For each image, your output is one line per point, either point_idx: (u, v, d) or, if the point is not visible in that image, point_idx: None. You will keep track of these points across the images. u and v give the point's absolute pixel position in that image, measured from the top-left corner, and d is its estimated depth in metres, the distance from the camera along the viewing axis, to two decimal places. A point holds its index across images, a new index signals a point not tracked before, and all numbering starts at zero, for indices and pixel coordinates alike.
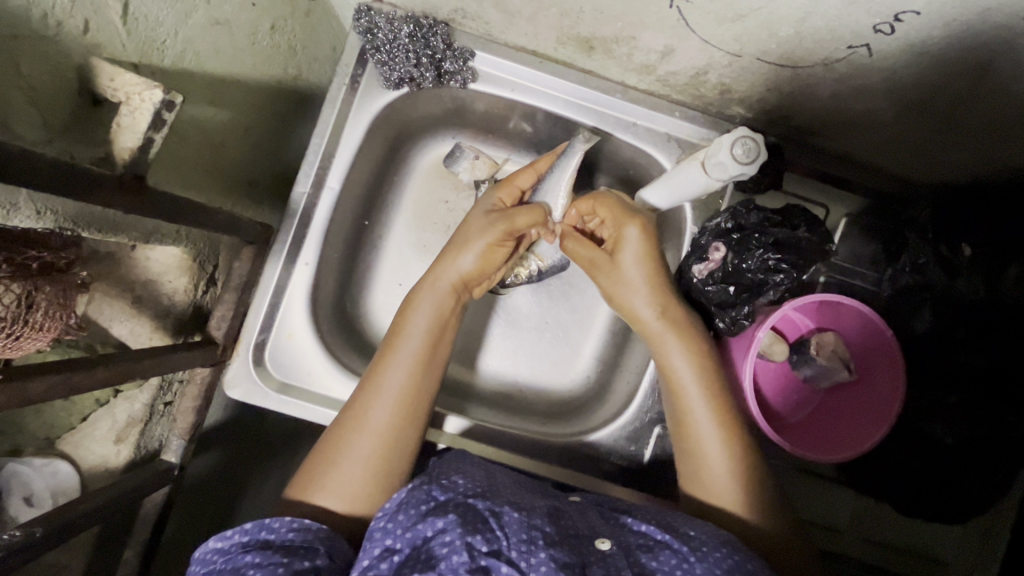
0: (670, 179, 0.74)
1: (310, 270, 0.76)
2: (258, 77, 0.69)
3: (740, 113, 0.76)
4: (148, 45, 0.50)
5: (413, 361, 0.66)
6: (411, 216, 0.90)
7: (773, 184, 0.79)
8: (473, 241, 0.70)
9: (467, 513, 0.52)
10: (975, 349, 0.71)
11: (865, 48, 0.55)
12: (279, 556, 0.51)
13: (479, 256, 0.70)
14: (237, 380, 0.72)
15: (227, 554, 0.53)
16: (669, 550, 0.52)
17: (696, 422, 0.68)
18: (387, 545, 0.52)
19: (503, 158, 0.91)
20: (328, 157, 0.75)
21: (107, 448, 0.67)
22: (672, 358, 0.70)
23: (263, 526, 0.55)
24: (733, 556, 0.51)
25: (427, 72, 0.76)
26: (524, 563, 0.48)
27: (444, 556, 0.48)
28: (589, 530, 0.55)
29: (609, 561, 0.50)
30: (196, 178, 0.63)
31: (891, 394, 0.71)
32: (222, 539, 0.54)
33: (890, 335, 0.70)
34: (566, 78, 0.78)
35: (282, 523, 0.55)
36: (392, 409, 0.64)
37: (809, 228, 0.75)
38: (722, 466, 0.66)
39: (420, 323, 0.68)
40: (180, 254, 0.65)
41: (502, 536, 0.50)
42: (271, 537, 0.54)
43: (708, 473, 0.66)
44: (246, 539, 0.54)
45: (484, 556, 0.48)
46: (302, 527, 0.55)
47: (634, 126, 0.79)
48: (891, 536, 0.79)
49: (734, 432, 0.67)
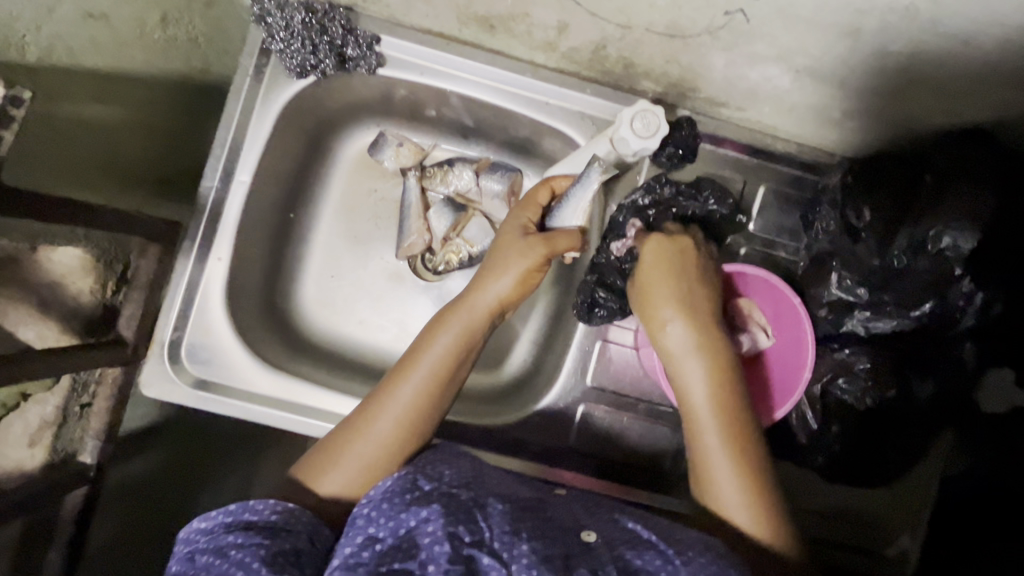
0: (576, 155, 0.74)
1: (224, 265, 0.74)
2: (150, 71, 0.68)
3: (651, 88, 0.75)
4: (4, 40, 0.49)
5: (428, 380, 0.64)
6: (339, 207, 0.92)
7: (688, 157, 0.77)
8: (511, 263, 0.68)
9: (451, 503, 0.53)
10: (884, 313, 0.70)
11: (740, 14, 0.55)
12: (260, 537, 0.51)
13: (518, 278, 0.69)
14: (153, 379, 0.71)
15: (209, 535, 0.53)
16: (653, 550, 0.53)
17: (703, 436, 0.62)
18: (370, 533, 0.52)
19: (429, 145, 0.93)
20: (235, 150, 0.74)
21: (21, 452, 0.67)
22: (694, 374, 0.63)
23: (246, 507, 0.54)
24: (717, 560, 0.51)
25: (327, 58, 0.73)
26: (506, 554, 0.49)
27: (427, 546, 0.49)
28: (572, 523, 0.55)
29: (592, 556, 0.51)
30: (76, 172, 0.63)
31: (798, 362, 0.72)
32: (206, 519, 0.54)
33: (793, 295, 0.71)
34: (473, 59, 0.76)
35: (266, 504, 0.54)
36: (398, 423, 0.62)
37: (719, 199, 0.74)
38: (730, 487, 0.59)
39: (445, 340, 0.66)
40: (82, 255, 0.67)
41: (486, 526, 0.51)
42: (253, 519, 0.53)
43: (715, 488, 0.60)
44: (229, 519, 0.53)
45: (467, 546, 0.49)
46: (284, 509, 0.55)
47: (546, 105, 0.78)
48: (823, 503, 0.79)
49: (745, 452, 0.60)
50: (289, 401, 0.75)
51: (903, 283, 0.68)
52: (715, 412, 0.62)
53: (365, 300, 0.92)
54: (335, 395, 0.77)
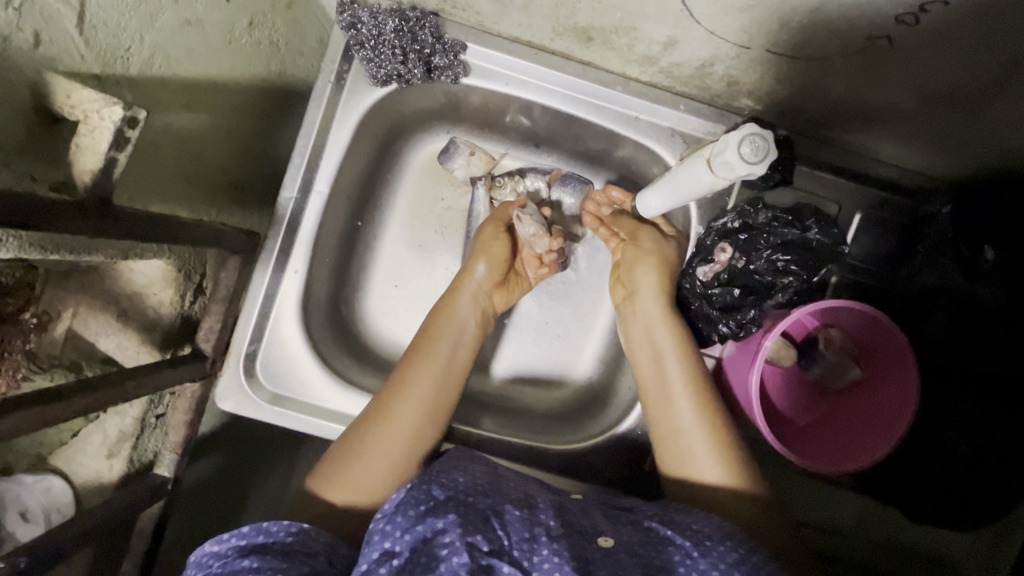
0: (672, 179, 0.69)
1: (299, 277, 0.73)
2: (237, 78, 0.65)
3: (749, 105, 0.71)
4: (110, 53, 0.47)
5: (446, 357, 0.69)
6: (406, 215, 0.89)
7: (784, 180, 0.74)
8: (481, 244, 0.76)
9: (468, 512, 0.51)
10: (984, 353, 0.67)
11: (885, 39, 0.51)
12: (276, 560, 0.50)
13: (496, 263, 0.75)
14: (229, 392, 0.70)
15: (223, 559, 0.51)
16: (672, 546, 0.52)
17: (670, 408, 0.66)
18: (386, 547, 0.49)
19: (499, 153, 0.90)
20: (314, 160, 0.72)
21: (99, 462, 0.66)
22: (664, 350, 0.69)
23: (259, 529, 0.53)
24: (737, 550, 0.50)
25: (415, 68, 0.71)
26: (527, 562, 0.47)
27: (445, 558, 0.46)
28: (589, 527, 0.54)
29: (610, 559, 0.49)
30: (175, 189, 0.61)
31: (899, 403, 0.67)
32: (218, 542, 0.52)
33: (896, 331, 0.66)
34: (561, 70, 0.73)
35: (280, 525, 0.53)
36: (423, 405, 0.65)
37: (821, 228, 0.71)
38: (701, 449, 0.63)
39: (463, 314, 0.73)
40: (164, 267, 0.64)
41: (504, 535, 0.49)
42: (267, 540, 0.52)
43: (688, 453, 0.64)
44: (243, 542, 0.52)
45: (485, 555, 0.47)
46: (299, 530, 0.53)
47: (635, 120, 0.74)
48: (891, 533, 0.78)
49: (713, 417, 0.65)
50: None
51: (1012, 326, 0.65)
52: (685, 384, 0.67)
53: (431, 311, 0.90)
54: None
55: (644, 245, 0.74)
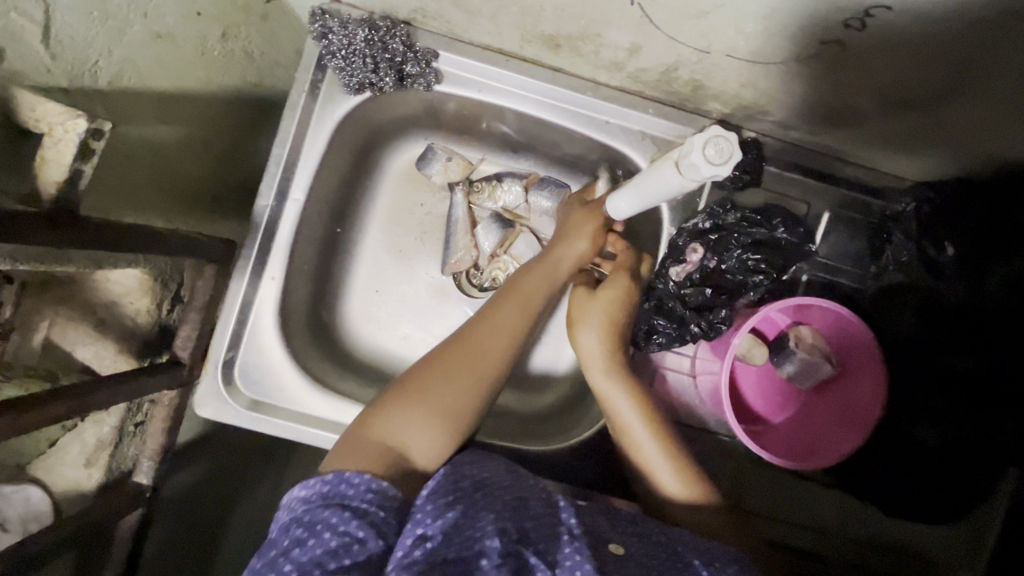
0: (642, 182, 0.69)
1: (277, 283, 0.73)
2: (211, 89, 0.66)
3: (717, 109, 0.72)
4: (78, 67, 0.48)
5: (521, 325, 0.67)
6: (385, 221, 0.90)
7: (754, 181, 0.75)
8: (583, 221, 0.74)
9: (495, 504, 0.51)
10: (950, 348, 0.69)
11: (837, 44, 0.52)
12: (354, 521, 0.48)
13: (595, 240, 0.74)
14: (207, 400, 0.71)
15: (308, 504, 0.50)
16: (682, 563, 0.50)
17: (629, 437, 0.67)
18: (419, 533, 0.48)
19: (477, 158, 0.91)
20: (290, 168, 0.73)
21: (77, 471, 0.66)
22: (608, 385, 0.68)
23: (343, 480, 0.51)
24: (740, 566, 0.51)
25: (387, 76, 0.72)
26: (557, 554, 0.47)
27: (479, 540, 0.46)
28: (602, 533, 0.52)
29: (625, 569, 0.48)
30: (149, 199, 0.62)
31: (871, 398, 0.70)
32: (305, 487, 0.52)
33: (864, 330, 0.69)
34: (532, 77, 0.74)
35: (362, 480, 0.51)
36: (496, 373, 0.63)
37: (789, 227, 0.72)
38: (662, 474, 0.65)
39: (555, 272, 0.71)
40: (140, 275, 0.64)
41: (531, 527, 0.49)
42: (350, 494, 0.51)
43: (652, 477, 0.66)
44: (327, 490, 0.51)
45: (514, 543, 0.47)
46: (379, 489, 0.51)
47: (606, 124, 0.75)
48: (879, 533, 0.77)
49: (668, 443, 0.66)
50: (343, 423, 0.74)
51: (997, 324, 0.67)
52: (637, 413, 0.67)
53: (411, 315, 0.91)
54: None
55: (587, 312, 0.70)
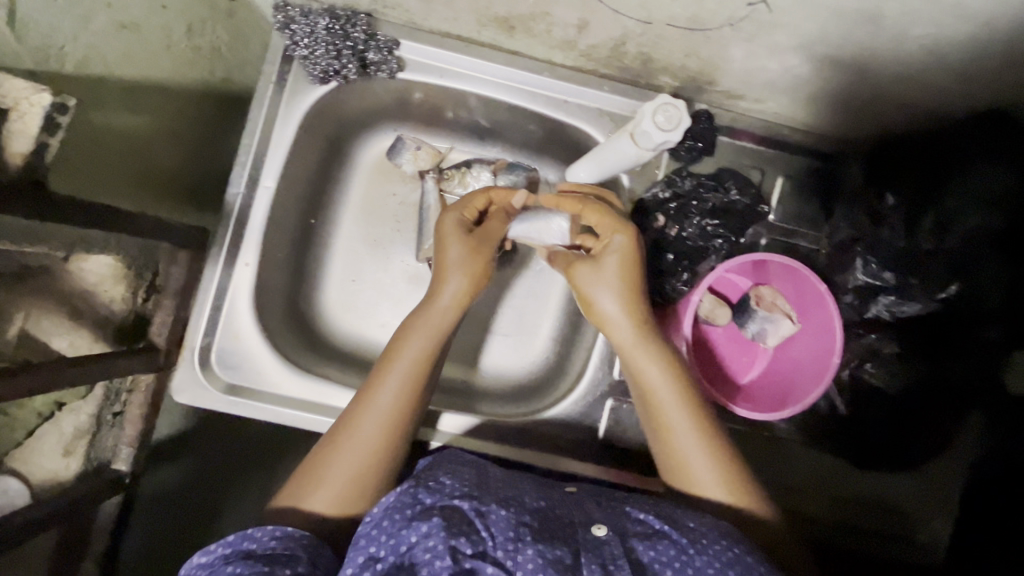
0: (599, 154, 0.73)
1: (250, 270, 0.75)
2: (179, 82, 0.69)
3: (669, 82, 0.76)
4: (43, 51, 0.52)
5: (416, 364, 0.64)
6: (359, 211, 0.93)
7: (708, 150, 0.78)
8: (449, 265, 0.68)
9: (452, 515, 0.52)
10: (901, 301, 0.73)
11: (763, 5, 0.55)
12: (260, 565, 0.51)
13: (465, 277, 0.67)
14: (185, 386, 0.71)
15: (210, 568, 0.52)
16: (667, 540, 0.52)
17: (667, 431, 0.64)
18: (371, 553, 0.51)
19: (447, 147, 0.94)
20: (259, 158, 0.75)
21: (56, 462, 0.67)
22: (644, 367, 0.66)
23: (246, 537, 0.54)
24: (731, 550, 0.51)
25: (350, 64, 0.74)
26: (510, 562, 0.48)
27: (428, 562, 0.48)
28: (584, 518, 0.55)
29: (606, 547, 0.51)
30: (127, 186, 0.65)
31: (825, 350, 0.71)
32: (205, 553, 0.54)
33: (817, 281, 0.70)
34: (492, 61, 0.77)
35: (264, 531, 0.54)
36: (385, 419, 0.62)
37: (742, 190, 0.76)
38: (703, 470, 0.63)
39: (449, 294, 0.67)
40: (113, 262, 0.67)
41: (488, 536, 0.50)
42: (252, 546, 0.53)
43: (689, 475, 0.63)
44: (229, 550, 0.53)
45: (468, 558, 0.49)
46: (284, 534, 0.55)
47: (565, 104, 0.79)
48: (851, 489, 0.78)
49: (706, 434, 0.64)
50: (322, 404, 0.75)
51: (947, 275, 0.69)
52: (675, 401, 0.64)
53: (388, 301, 0.93)
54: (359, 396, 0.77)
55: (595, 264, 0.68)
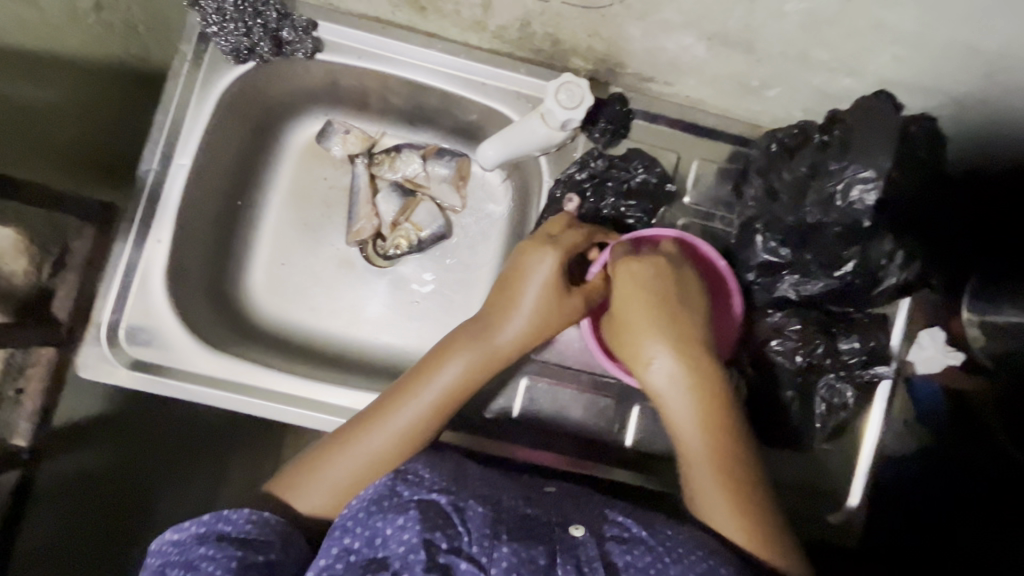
0: (508, 133, 0.73)
1: (163, 247, 0.75)
2: (87, 55, 0.69)
3: (581, 65, 0.77)
4: None
5: (438, 395, 0.65)
6: (287, 194, 0.93)
7: (622, 133, 0.79)
8: (529, 291, 0.68)
9: (430, 508, 0.52)
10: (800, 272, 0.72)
11: None
12: (233, 551, 0.52)
13: (540, 311, 0.68)
14: (91, 361, 0.71)
15: (182, 546, 0.53)
16: (642, 546, 0.52)
17: (693, 464, 0.61)
18: (345, 544, 0.52)
19: (378, 132, 0.95)
20: (174, 134, 0.76)
21: None
22: (672, 397, 0.62)
23: (220, 518, 0.55)
24: (708, 560, 0.51)
25: (263, 41, 0.75)
26: (484, 558, 0.49)
27: (403, 556, 0.49)
28: (564, 516, 0.54)
29: (581, 548, 0.51)
30: (9, 153, 0.65)
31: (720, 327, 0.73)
32: (178, 530, 0.54)
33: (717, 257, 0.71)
34: (409, 42, 0.78)
35: (239, 514, 0.55)
36: (391, 437, 0.62)
37: (649, 169, 0.77)
38: (720, 510, 0.58)
39: (508, 326, 0.68)
40: (13, 235, 0.67)
41: (464, 532, 0.51)
42: (226, 529, 0.54)
43: (701, 508, 0.59)
44: (202, 530, 0.54)
45: (443, 553, 0.49)
46: (259, 519, 0.55)
47: (482, 85, 0.79)
48: (777, 474, 0.76)
49: (732, 472, 0.60)
50: (234, 381, 0.75)
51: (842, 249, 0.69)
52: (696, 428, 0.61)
53: (317, 287, 0.93)
54: (273, 374, 0.76)
55: (646, 291, 0.65)
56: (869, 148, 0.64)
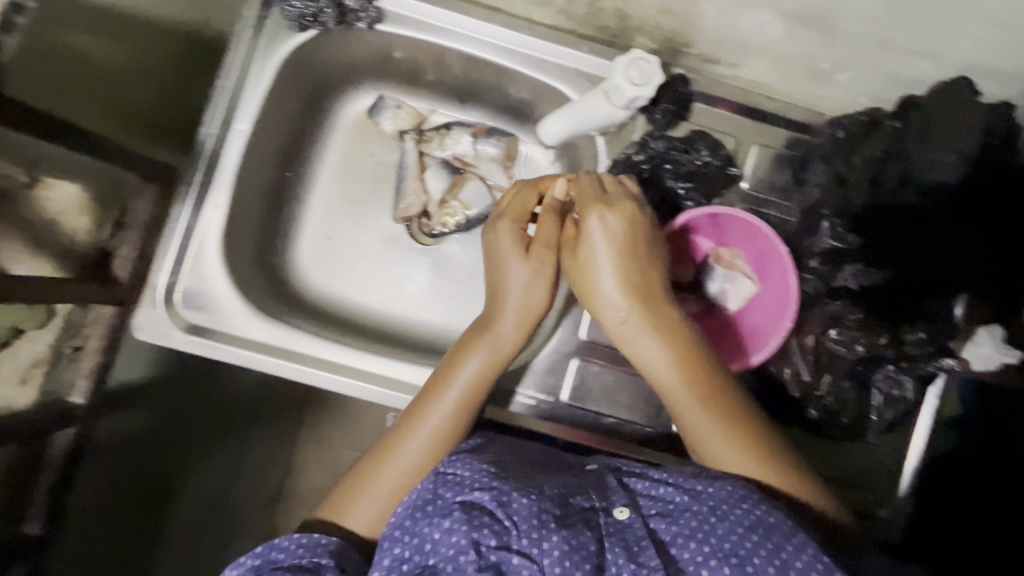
0: (572, 109, 0.73)
1: (221, 212, 0.75)
2: None
3: (645, 44, 0.76)
4: None
5: (461, 392, 0.65)
6: (336, 168, 0.93)
7: (682, 115, 0.78)
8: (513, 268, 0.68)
9: (476, 504, 0.49)
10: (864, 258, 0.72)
11: None
12: None
13: (530, 283, 0.67)
14: (148, 323, 0.71)
15: None
16: (688, 512, 0.48)
17: (681, 410, 0.61)
18: (395, 554, 0.49)
19: (428, 109, 0.94)
20: (234, 99, 0.76)
21: (12, 391, 0.68)
22: (643, 346, 0.64)
23: (272, 547, 0.54)
24: (755, 513, 0.47)
25: (329, 10, 0.75)
26: (536, 550, 0.45)
27: (454, 558, 0.46)
28: (604, 500, 0.50)
29: (630, 532, 0.47)
30: None
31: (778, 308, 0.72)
32: (236, 568, 0.53)
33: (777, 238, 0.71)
34: (470, 16, 0.78)
35: (291, 541, 0.54)
36: (427, 446, 0.62)
37: (711, 150, 0.76)
38: (722, 442, 0.58)
39: (511, 314, 0.67)
40: (79, 193, 0.71)
41: (512, 523, 0.47)
42: (281, 556, 0.53)
43: (705, 451, 0.58)
44: (257, 562, 0.53)
45: (493, 550, 0.46)
46: (310, 540, 0.54)
47: (543, 62, 0.78)
48: (833, 468, 0.75)
49: (721, 406, 0.60)
50: (288, 350, 0.75)
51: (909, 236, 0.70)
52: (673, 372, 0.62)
53: (362, 262, 0.93)
54: (327, 345, 0.76)
55: (607, 236, 0.65)
56: (957, 130, 0.66)
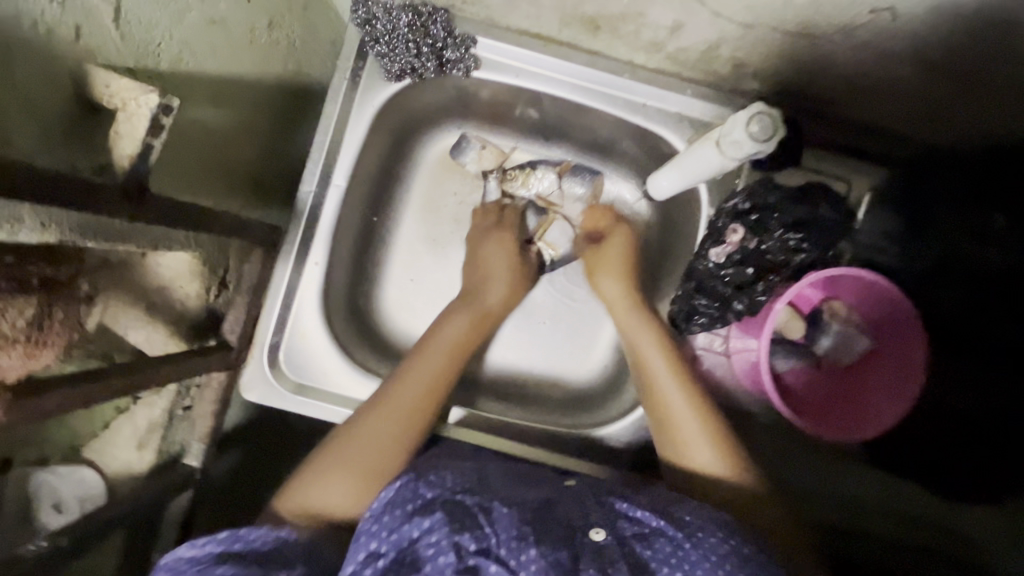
0: (681, 161, 0.70)
1: (320, 269, 0.74)
2: (260, 75, 0.68)
3: (755, 88, 0.72)
4: (144, 49, 0.49)
5: (437, 366, 0.70)
6: (419, 208, 0.90)
7: (793, 160, 0.74)
8: (496, 268, 0.81)
9: (454, 509, 0.49)
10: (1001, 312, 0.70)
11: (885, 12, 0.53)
12: (253, 565, 0.48)
13: (505, 274, 0.81)
14: (255, 384, 0.72)
15: (198, 566, 0.49)
16: (664, 538, 0.49)
17: (659, 394, 0.69)
18: (371, 549, 0.48)
19: (509, 146, 0.90)
20: (331, 152, 0.74)
21: (130, 454, 0.69)
22: (641, 343, 0.73)
23: (237, 536, 0.51)
24: (731, 544, 0.48)
25: (428, 62, 0.73)
26: (513, 561, 0.44)
27: (431, 558, 0.45)
28: (580, 519, 0.50)
29: (607, 554, 0.46)
30: (198, 184, 0.63)
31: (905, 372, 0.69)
32: (192, 550, 0.51)
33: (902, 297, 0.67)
34: (570, 60, 0.75)
35: (256, 532, 0.52)
36: (399, 413, 0.65)
37: (833, 207, 0.72)
38: (692, 429, 0.65)
39: (499, 295, 0.80)
40: (190, 259, 0.65)
41: (491, 531, 0.46)
42: (242, 547, 0.50)
43: (679, 435, 0.66)
44: (217, 549, 0.50)
45: (472, 555, 0.45)
46: (275, 536, 0.52)
47: (644, 107, 0.75)
48: (952, 524, 0.73)
49: (692, 393, 0.68)
50: None
51: None
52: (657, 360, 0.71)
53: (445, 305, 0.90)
54: None
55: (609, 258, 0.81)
56: None
